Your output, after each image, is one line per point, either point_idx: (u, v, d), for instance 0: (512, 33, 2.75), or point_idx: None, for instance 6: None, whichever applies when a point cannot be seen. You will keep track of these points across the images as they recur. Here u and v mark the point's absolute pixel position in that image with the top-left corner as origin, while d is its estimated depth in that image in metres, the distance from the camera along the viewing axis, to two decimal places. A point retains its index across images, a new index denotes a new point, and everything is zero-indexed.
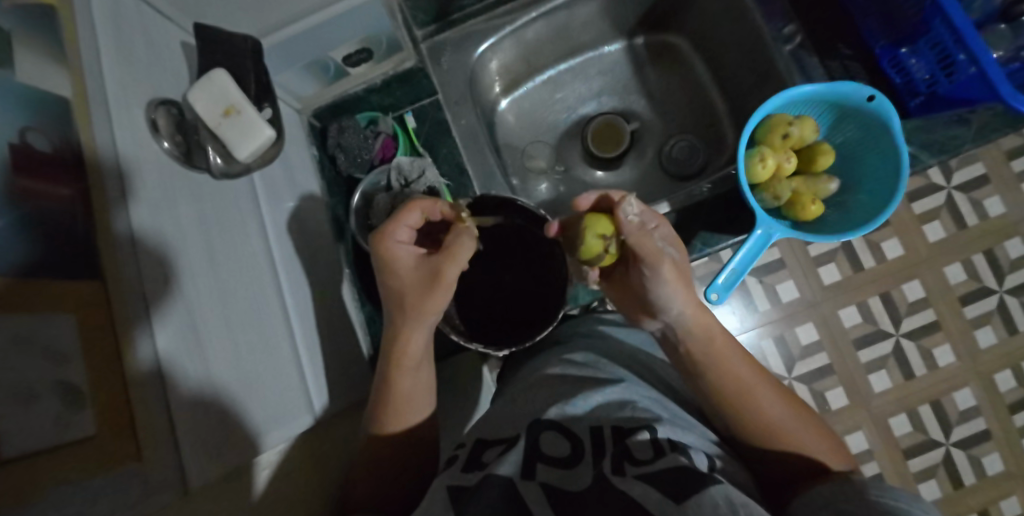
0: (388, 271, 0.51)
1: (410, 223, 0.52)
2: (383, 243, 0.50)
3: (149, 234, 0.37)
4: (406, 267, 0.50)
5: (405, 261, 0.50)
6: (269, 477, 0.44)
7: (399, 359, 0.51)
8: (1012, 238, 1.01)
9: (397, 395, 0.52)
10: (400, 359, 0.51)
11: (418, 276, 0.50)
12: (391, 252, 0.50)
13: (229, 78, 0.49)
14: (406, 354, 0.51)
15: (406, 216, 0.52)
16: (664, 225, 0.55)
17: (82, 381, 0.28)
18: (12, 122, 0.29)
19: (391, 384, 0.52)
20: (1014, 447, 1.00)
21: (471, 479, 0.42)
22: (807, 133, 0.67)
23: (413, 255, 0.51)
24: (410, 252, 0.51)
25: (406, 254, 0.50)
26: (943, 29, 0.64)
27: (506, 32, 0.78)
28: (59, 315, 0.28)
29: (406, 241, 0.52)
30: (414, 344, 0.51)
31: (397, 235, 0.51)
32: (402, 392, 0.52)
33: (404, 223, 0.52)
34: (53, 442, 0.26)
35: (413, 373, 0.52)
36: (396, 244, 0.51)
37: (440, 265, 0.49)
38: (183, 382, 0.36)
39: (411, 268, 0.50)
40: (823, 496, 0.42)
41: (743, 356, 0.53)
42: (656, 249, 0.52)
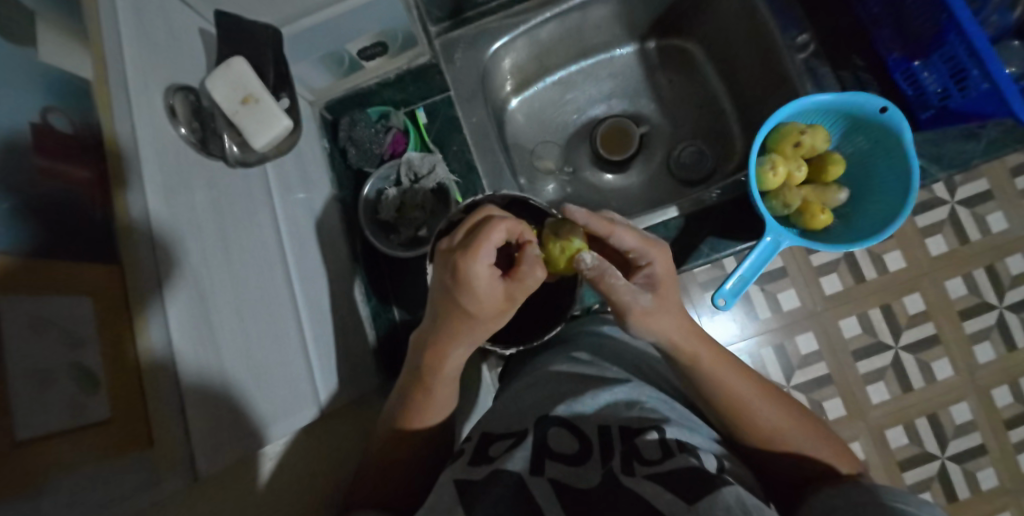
0: (465, 291, 0.44)
1: (498, 242, 0.45)
2: (472, 263, 0.43)
3: (165, 221, 0.37)
4: (487, 291, 0.45)
5: (487, 287, 0.44)
6: (274, 469, 0.44)
7: (436, 372, 0.50)
8: (1014, 255, 1.01)
9: (430, 399, 0.52)
10: (436, 369, 0.50)
11: (494, 300, 0.46)
12: (475, 274, 0.44)
13: (248, 66, 0.49)
14: (449, 368, 0.51)
15: (496, 238, 0.44)
16: (653, 265, 0.51)
17: (97, 364, 0.28)
18: (35, 102, 0.29)
19: (428, 391, 0.51)
20: (1009, 462, 1.00)
21: (479, 472, 0.42)
22: (818, 142, 0.68)
23: (495, 275, 0.45)
24: (495, 277, 0.45)
25: (489, 278, 0.44)
26: (958, 43, 0.63)
27: (520, 31, 0.78)
28: (77, 298, 0.28)
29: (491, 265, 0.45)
30: (460, 358, 0.50)
31: (487, 258, 0.44)
32: (433, 396, 0.52)
33: (494, 244, 0.44)
34: (68, 427, 0.26)
35: (449, 383, 0.52)
36: (484, 270, 0.44)
37: (517, 293, 0.46)
38: (195, 372, 0.35)
39: (491, 293, 0.45)
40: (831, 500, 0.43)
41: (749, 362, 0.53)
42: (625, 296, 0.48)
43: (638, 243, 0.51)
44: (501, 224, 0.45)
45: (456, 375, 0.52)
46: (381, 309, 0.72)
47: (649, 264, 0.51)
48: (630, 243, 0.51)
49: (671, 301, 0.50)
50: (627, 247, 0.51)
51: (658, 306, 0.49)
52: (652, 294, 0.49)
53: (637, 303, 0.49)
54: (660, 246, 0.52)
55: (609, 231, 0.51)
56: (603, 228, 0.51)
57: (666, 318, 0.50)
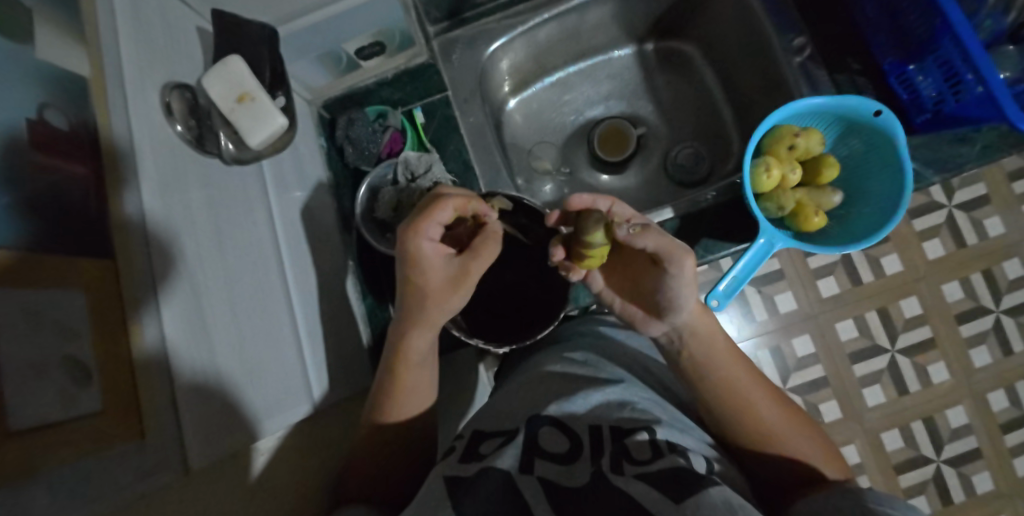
0: (411, 266, 0.47)
1: (443, 219, 0.47)
2: (415, 240, 0.46)
3: (160, 217, 0.37)
4: (432, 267, 0.47)
5: (431, 262, 0.47)
6: (266, 464, 0.44)
7: (403, 356, 0.52)
8: (1010, 259, 1.02)
9: (401, 388, 0.52)
10: (404, 354, 0.52)
11: (442, 274, 0.48)
12: (418, 250, 0.46)
13: (245, 65, 0.49)
14: (412, 352, 0.52)
15: (439, 214, 0.46)
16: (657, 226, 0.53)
17: (90, 357, 0.29)
18: (31, 98, 0.29)
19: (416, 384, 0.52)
20: (1004, 466, 1.01)
21: (469, 470, 0.43)
22: (812, 145, 0.68)
23: (440, 252, 0.47)
24: (438, 253, 0.47)
25: (433, 253, 0.47)
26: (952, 47, 0.64)
27: (518, 32, 0.78)
28: (71, 292, 0.28)
29: (435, 239, 0.47)
30: (423, 340, 0.51)
31: (429, 233, 0.46)
32: (405, 385, 0.52)
33: (436, 221, 0.46)
34: (61, 419, 0.26)
35: (417, 370, 0.52)
36: (426, 245, 0.46)
37: (468, 266, 0.48)
38: (187, 366, 0.36)
39: (438, 267, 0.48)
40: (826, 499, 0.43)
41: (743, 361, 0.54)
42: (671, 246, 0.47)
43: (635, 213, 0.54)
44: (448, 201, 0.47)
45: (426, 360, 0.53)
46: (377, 307, 0.72)
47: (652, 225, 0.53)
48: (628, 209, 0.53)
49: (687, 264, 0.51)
50: (627, 219, 0.53)
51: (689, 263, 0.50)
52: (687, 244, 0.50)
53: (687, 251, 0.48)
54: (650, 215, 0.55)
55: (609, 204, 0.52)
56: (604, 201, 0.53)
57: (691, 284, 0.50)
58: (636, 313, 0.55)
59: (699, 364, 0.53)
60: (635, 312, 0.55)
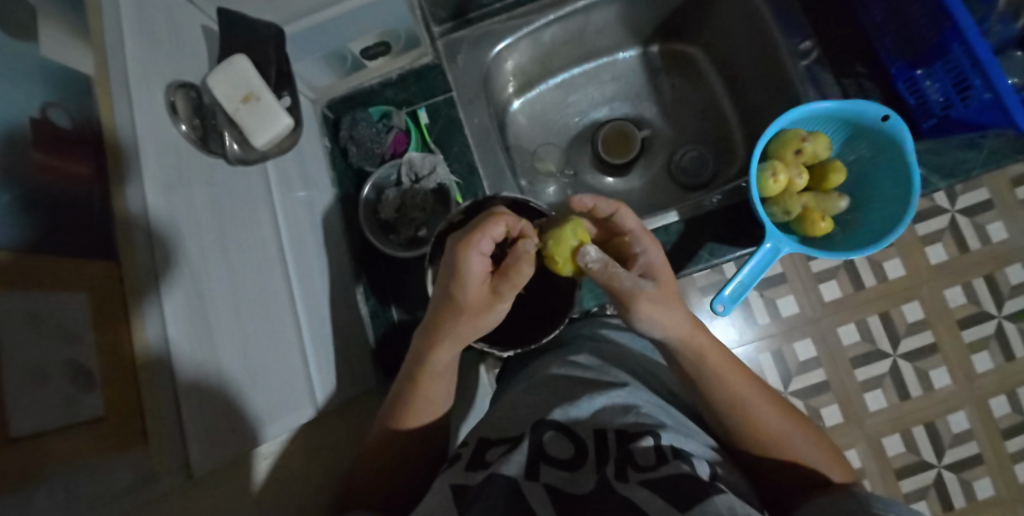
0: (457, 279, 0.48)
1: (494, 235, 0.48)
2: (465, 251, 0.47)
3: (164, 219, 0.37)
4: (476, 280, 0.48)
5: (475, 277, 0.48)
6: (270, 468, 0.43)
7: (427, 365, 0.51)
8: (1013, 264, 1.01)
9: (422, 395, 0.52)
10: (430, 366, 0.51)
11: (483, 289, 0.49)
12: (466, 261, 0.47)
13: (250, 65, 0.49)
14: (437, 363, 0.51)
15: (492, 227, 0.48)
16: (651, 251, 0.54)
17: (91, 360, 0.28)
18: (35, 97, 0.29)
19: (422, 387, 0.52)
20: (1005, 473, 1.00)
21: (474, 478, 0.42)
22: (819, 150, 0.68)
23: (483, 268, 0.48)
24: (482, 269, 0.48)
25: (479, 266, 0.48)
26: (961, 53, 0.64)
27: (523, 33, 0.78)
28: (73, 294, 0.28)
29: (484, 254, 0.48)
30: (447, 357, 0.51)
31: (479, 246, 0.47)
32: (424, 391, 0.52)
33: (489, 236, 0.48)
34: (62, 423, 0.26)
35: (438, 379, 0.52)
36: (475, 257, 0.47)
37: (503, 288, 0.48)
38: (191, 370, 0.35)
39: (478, 283, 0.48)
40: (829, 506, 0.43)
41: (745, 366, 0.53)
42: (626, 287, 0.51)
43: (636, 228, 0.56)
44: (501, 219, 0.49)
45: (448, 371, 0.53)
46: (379, 308, 0.72)
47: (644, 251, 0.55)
48: (629, 228, 0.55)
49: (670, 290, 0.53)
50: (626, 229, 0.56)
51: (658, 293, 0.52)
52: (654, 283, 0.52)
53: (641, 288, 0.51)
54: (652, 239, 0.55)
55: (613, 211, 0.56)
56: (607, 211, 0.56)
57: (668, 310, 0.52)
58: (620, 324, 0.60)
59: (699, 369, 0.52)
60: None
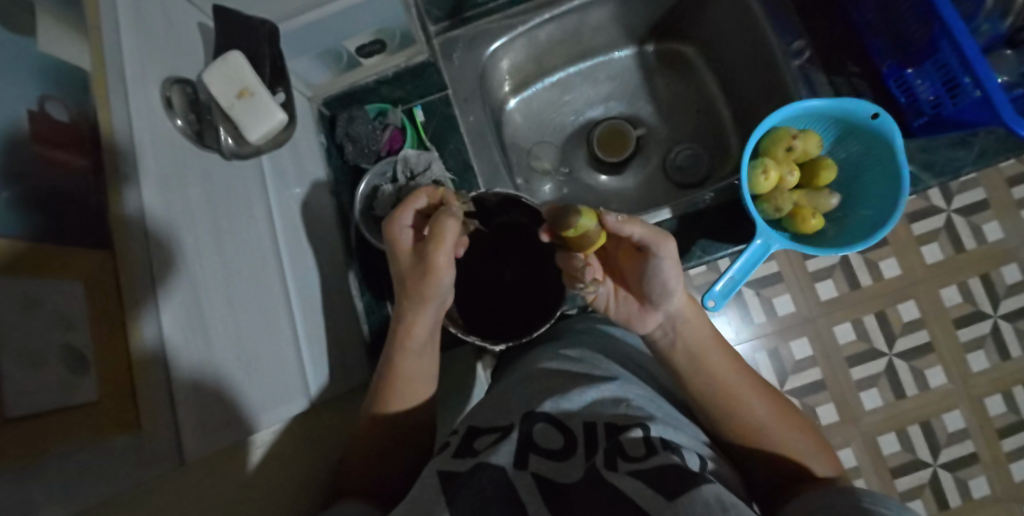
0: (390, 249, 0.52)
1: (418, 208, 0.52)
2: (390, 224, 0.52)
3: (160, 212, 0.38)
4: (404, 250, 0.51)
5: (404, 245, 0.51)
6: (263, 457, 0.44)
7: (399, 341, 0.53)
8: (1009, 264, 1.02)
9: (400, 376, 0.53)
10: (401, 339, 0.53)
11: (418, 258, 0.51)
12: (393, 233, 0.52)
13: (245, 60, 0.50)
14: (410, 340, 0.53)
15: (414, 201, 0.52)
16: None
17: (86, 346, 0.29)
18: (32, 90, 0.30)
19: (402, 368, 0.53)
20: (1001, 472, 1.01)
21: (462, 465, 0.43)
22: (810, 147, 0.69)
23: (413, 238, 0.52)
24: (411, 238, 0.52)
25: (405, 237, 0.52)
26: (949, 51, 0.64)
27: (518, 32, 0.78)
28: (69, 282, 0.29)
29: (412, 226, 0.52)
30: (421, 326, 0.52)
31: (403, 219, 0.52)
32: (401, 372, 0.53)
33: (410, 208, 0.52)
34: (57, 408, 0.27)
35: (413, 357, 0.53)
36: (400, 227, 0.51)
37: (427, 249, 0.48)
38: (184, 360, 0.36)
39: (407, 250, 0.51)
40: (818, 499, 0.43)
41: (738, 358, 0.54)
42: (655, 231, 0.49)
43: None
44: (423, 191, 0.53)
45: (424, 348, 0.54)
46: (375, 304, 0.72)
47: None
48: None
49: None
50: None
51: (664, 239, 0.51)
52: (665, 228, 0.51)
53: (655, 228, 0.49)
54: None
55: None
56: None
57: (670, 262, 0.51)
58: (634, 304, 0.56)
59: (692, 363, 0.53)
60: (630, 309, 0.56)
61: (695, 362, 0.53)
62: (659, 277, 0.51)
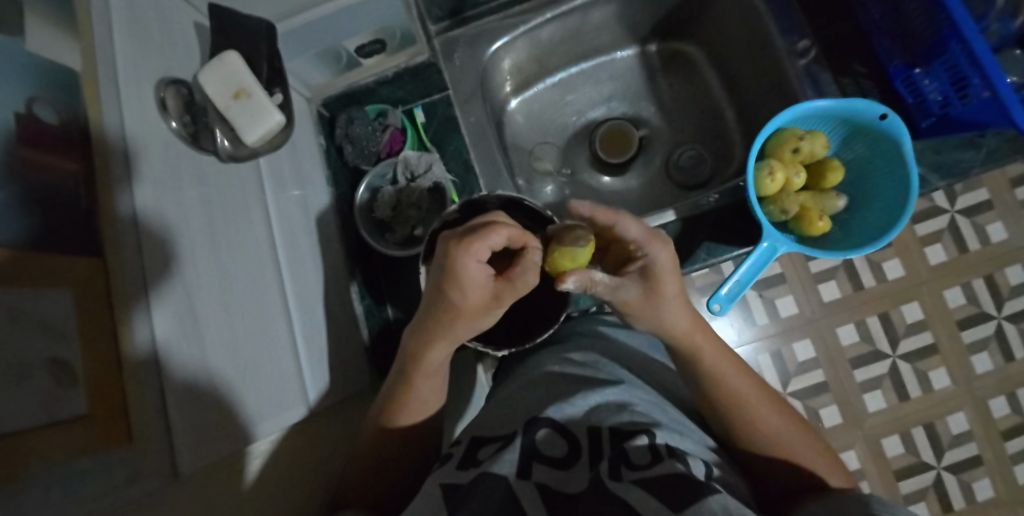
0: (452, 283, 0.46)
1: (494, 244, 0.46)
2: (462, 259, 0.45)
3: (154, 218, 0.37)
4: (472, 288, 0.46)
5: (476, 284, 0.46)
6: (260, 467, 0.43)
7: (420, 365, 0.51)
8: (1013, 265, 1.01)
9: (413, 393, 0.52)
10: (421, 365, 0.51)
11: (479, 298, 0.47)
12: (463, 268, 0.45)
13: (242, 61, 0.49)
14: (431, 362, 0.51)
15: (493, 236, 0.45)
16: (654, 255, 0.51)
17: (75, 358, 0.28)
18: (19, 92, 0.29)
19: (411, 383, 0.52)
20: (1005, 474, 1.00)
21: (465, 476, 0.42)
22: (817, 148, 0.67)
23: (483, 274, 0.46)
24: (480, 277, 0.46)
25: (477, 274, 0.46)
26: (959, 51, 0.63)
27: (519, 32, 0.77)
28: (58, 289, 0.28)
29: (483, 261, 0.46)
30: (441, 356, 0.51)
31: (478, 256, 0.45)
32: (418, 392, 0.52)
33: (489, 245, 0.45)
34: (44, 420, 0.26)
35: (432, 378, 0.52)
36: (474, 265, 0.45)
37: (504, 294, 0.47)
38: (179, 369, 0.35)
39: (478, 289, 0.46)
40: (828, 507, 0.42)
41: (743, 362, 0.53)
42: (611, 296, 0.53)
43: (641, 236, 0.51)
44: (503, 227, 0.46)
45: (441, 371, 0.52)
46: (375, 307, 0.72)
47: (647, 256, 0.51)
48: (631, 234, 0.51)
49: (668, 291, 0.51)
50: (629, 238, 0.51)
51: (643, 297, 0.52)
52: (639, 288, 0.52)
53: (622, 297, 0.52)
54: (664, 242, 0.51)
55: (612, 222, 0.51)
56: (607, 218, 0.52)
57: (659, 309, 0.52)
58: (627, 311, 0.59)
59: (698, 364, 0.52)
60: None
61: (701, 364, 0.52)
62: (648, 316, 0.53)
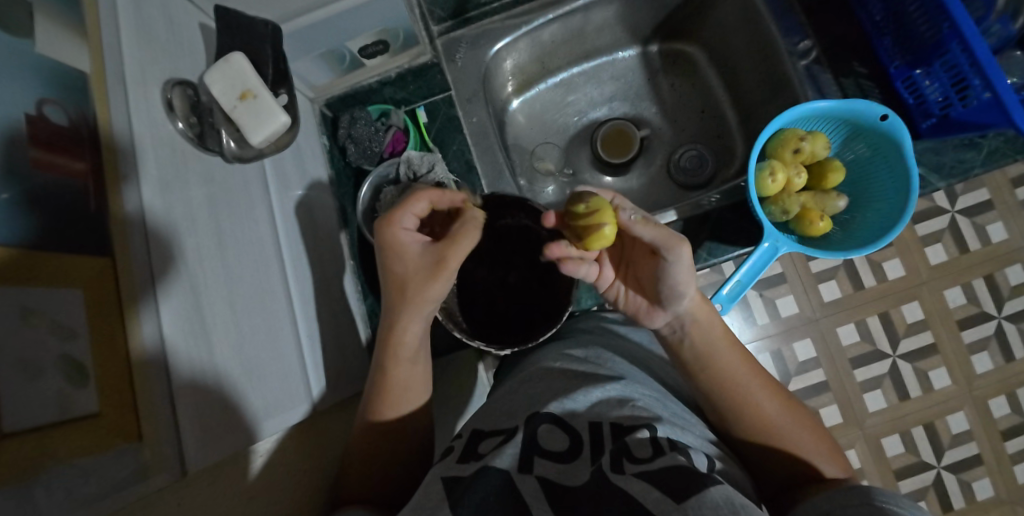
0: (390, 254, 0.50)
1: (419, 211, 0.50)
2: (390, 228, 0.49)
3: (161, 216, 0.37)
4: (410, 254, 0.49)
5: (412, 249, 0.49)
6: (265, 464, 0.43)
7: (394, 352, 0.52)
8: (1013, 265, 1.01)
9: (392, 383, 0.52)
10: (396, 349, 0.52)
11: (422, 263, 0.49)
12: (392, 236, 0.49)
13: (248, 63, 0.49)
14: (403, 342, 0.52)
15: (413, 203, 0.50)
16: None
17: (86, 356, 0.28)
18: (30, 94, 0.29)
19: (390, 374, 0.52)
20: (1004, 474, 1.00)
21: (467, 470, 0.43)
22: (818, 149, 0.68)
23: (416, 240, 0.50)
24: (414, 240, 0.49)
25: (410, 240, 0.49)
26: (959, 52, 0.64)
27: (522, 33, 0.78)
28: (69, 290, 0.28)
29: (413, 229, 0.50)
30: (417, 332, 0.52)
31: (403, 221, 0.49)
32: (397, 382, 0.52)
33: (411, 211, 0.49)
34: (57, 420, 0.26)
35: (408, 364, 0.53)
36: (403, 232, 0.49)
37: (444, 254, 0.48)
38: (185, 366, 0.35)
39: (415, 256, 0.49)
40: (831, 498, 0.42)
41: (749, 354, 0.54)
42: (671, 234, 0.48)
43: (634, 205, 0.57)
44: (424, 195, 0.50)
45: (418, 355, 0.53)
46: (377, 307, 0.72)
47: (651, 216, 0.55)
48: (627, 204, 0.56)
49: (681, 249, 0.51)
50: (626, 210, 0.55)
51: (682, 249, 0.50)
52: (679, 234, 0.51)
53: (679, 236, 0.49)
54: None
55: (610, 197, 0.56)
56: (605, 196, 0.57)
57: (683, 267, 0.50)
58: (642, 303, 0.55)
59: (700, 354, 0.53)
60: (639, 304, 0.56)
61: (700, 357, 0.53)
62: (669, 279, 0.50)
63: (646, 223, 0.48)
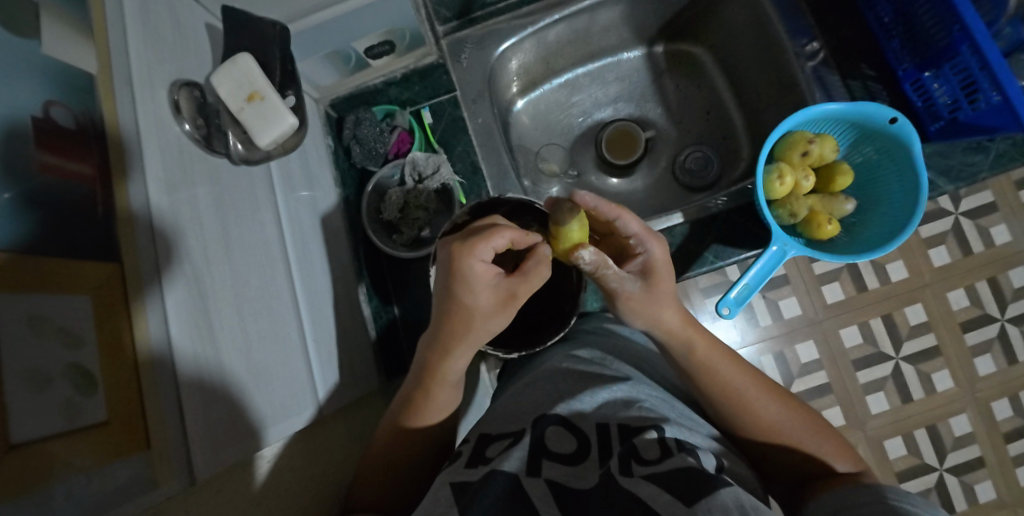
0: (460, 286, 0.46)
1: (498, 244, 0.47)
2: (467, 260, 0.45)
3: (169, 218, 0.36)
4: (483, 289, 0.46)
5: (486, 283, 0.46)
6: (271, 470, 0.43)
7: (437, 376, 0.50)
8: (1015, 268, 1.01)
9: (426, 401, 0.51)
10: (438, 374, 0.50)
11: (492, 298, 0.47)
12: (468, 269, 0.46)
13: (255, 64, 0.48)
14: (449, 372, 0.50)
15: (494, 236, 0.46)
16: (649, 251, 0.51)
17: (94, 363, 0.28)
18: (37, 97, 0.29)
19: (428, 391, 0.51)
20: (1007, 476, 1.00)
21: (475, 474, 0.42)
22: (827, 151, 0.67)
23: (490, 273, 0.47)
24: (488, 273, 0.46)
25: (484, 274, 0.46)
26: (970, 55, 0.64)
27: (527, 33, 0.77)
28: (76, 295, 0.28)
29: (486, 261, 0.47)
30: (459, 365, 0.50)
31: (482, 254, 0.46)
32: (431, 400, 0.51)
33: (491, 245, 0.46)
34: (65, 429, 0.26)
35: (448, 389, 0.51)
36: (480, 265, 0.46)
37: (517, 290, 0.47)
38: (195, 374, 0.35)
39: (487, 291, 0.47)
40: (840, 499, 0.42)
41: (736, 355, 0.53)
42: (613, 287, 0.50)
43: (641, 231, 0.51)
44: (504, 229, 0.47)
45: (457, 382, 0.52)
46: (381, 308, 0.72)
47: (647, 251, 0.51)
48: (632, 231, 0.50)
49: (664, 289, 0.52)
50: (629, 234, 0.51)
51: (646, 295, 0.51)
52: (642, 283, 0.51)
53: (626, 290, 0.50)
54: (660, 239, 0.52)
55: (615, 216, 0.50)
56: (608, 212, 0.50)
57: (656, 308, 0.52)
58: None
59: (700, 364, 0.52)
60: None
61: (693, 363, 0.52)
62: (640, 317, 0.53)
63: (591, 275, 0.49)
